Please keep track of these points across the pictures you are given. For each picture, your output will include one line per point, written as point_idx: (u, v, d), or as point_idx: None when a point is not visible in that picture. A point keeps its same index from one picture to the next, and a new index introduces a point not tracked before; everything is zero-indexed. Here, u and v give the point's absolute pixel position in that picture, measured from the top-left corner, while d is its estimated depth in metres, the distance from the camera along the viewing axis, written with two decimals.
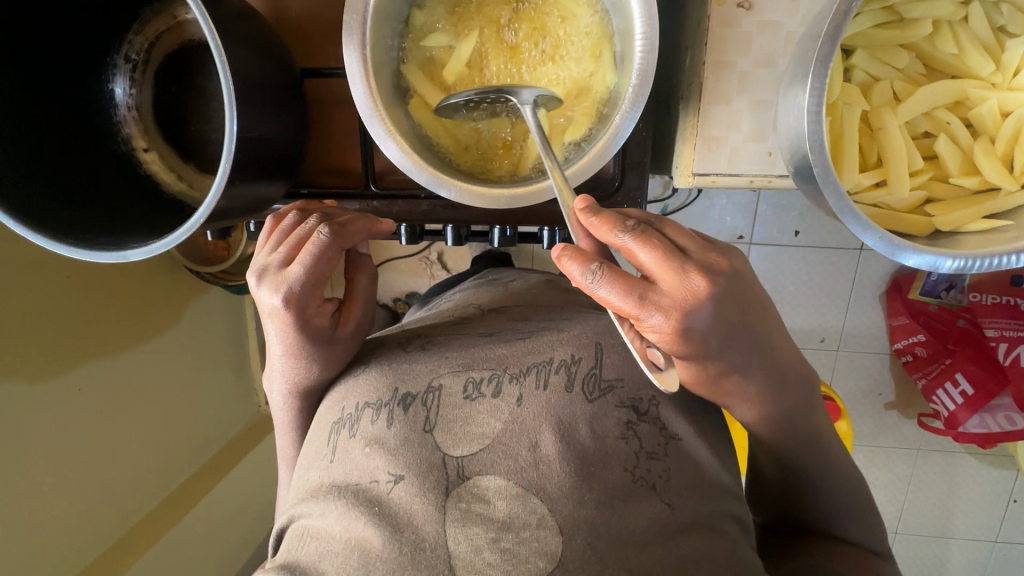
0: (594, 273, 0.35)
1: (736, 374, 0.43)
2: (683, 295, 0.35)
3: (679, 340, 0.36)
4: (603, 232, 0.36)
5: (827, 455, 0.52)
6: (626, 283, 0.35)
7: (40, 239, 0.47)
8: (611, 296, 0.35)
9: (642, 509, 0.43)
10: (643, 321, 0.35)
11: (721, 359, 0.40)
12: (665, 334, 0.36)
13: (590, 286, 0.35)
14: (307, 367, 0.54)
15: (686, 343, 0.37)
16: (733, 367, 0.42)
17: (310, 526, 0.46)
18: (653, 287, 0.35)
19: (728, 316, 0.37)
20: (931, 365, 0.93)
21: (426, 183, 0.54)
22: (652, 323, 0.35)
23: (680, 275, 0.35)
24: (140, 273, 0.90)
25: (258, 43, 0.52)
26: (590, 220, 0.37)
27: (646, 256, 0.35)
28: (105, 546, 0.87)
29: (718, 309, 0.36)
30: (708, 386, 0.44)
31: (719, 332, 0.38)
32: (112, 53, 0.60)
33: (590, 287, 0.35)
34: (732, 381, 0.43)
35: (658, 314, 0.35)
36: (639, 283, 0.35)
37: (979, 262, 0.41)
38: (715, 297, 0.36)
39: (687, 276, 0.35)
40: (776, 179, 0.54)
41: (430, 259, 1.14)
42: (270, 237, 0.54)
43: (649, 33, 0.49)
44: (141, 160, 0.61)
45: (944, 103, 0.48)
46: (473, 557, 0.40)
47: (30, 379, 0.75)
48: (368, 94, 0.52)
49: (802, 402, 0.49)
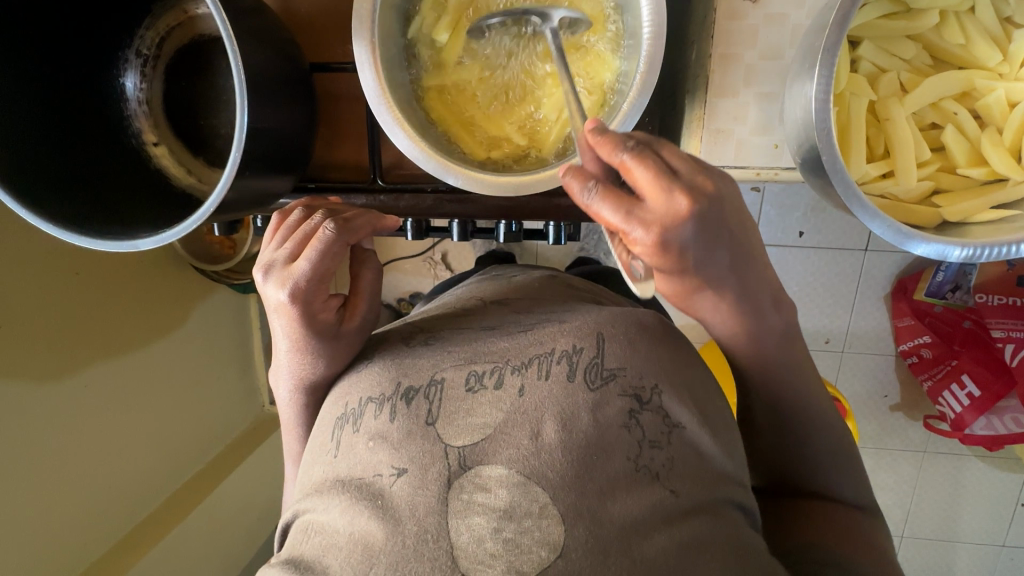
0: (589, 190, 0.36)
1: (709, 294, 0.44)
2: (666, 212, 0.35)
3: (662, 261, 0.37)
4: (605, 152, 0.37)
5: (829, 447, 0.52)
6: (617, 198, 0.36)
7: (50, 227, 0.48)
8: (601, 212, 0.36)
9: (645, 496, 0.43)
10: (625, 235, 0.36)
11: (693, 278, 0.41)
12: (646, 252, 0.37)
13: (585, 202, 0.37)
14: (313, 362, 0.54)
15: (667, 260, 0.37)
16: (708, 285, 0.43)
17: (314, 520, 0.46)
18: (641, 205, 0.36)
19: (705, 243, 0.38)
20: (937, 367, 0.93)
21: (434, 172, 0.54)
22: (635, 238, 0.36)
23: (668, 194, 0.35)
24: (148, 271, 0.90)
25: (268, 37, 0.52)
26: (596, 139, 0.37)
27: (641, 175, 0.36)
28: (111, 542, 0.87)
29: (701, 231, 0.37)
30: (681, 304, 0.45)
31: (702, 252, 0.38)
32: (124, 48, 0.61)
33: (585, 202, 0.37)
34: (703, 298, 0.44)
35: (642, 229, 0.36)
36: (628, 199, 0.36)
37: (985, 251, 0.41)
38: (698, 218, 0.36)
39: (673, 196, 0.35)
40: (783, 171, 0.54)
41: (433, 259, 1.14)
42: (275, 233, 0.54)
43: (656, 24, 0.49)
44: (151, 155, 0.61)
45: (952, 93, 0.48)
46: (476, 547, 0.40)
47: (39, 376, 0.76)
48: (376, 84, 0.52)
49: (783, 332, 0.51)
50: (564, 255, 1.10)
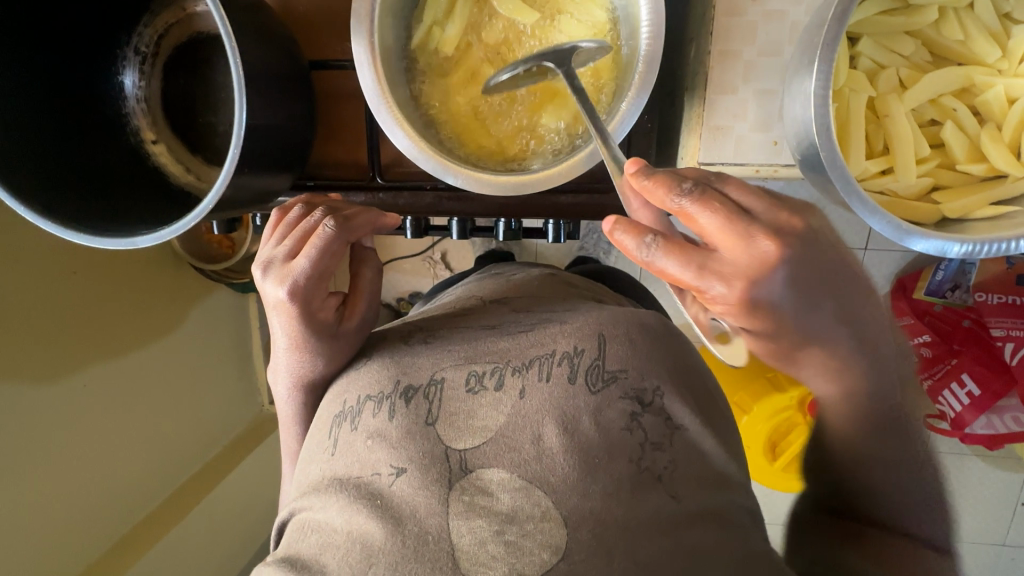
0: (650, 247, 0.36)
1: (813, 344, 0.41)
2: (747, 261, 0.35)
3: (746, 311, 0.37)
4: (660, 198, 0.36)
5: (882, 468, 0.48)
6: (684, 253, 0.36)
7: (50, 225, 0.48)
8: (668, 268, 0.36)
9: (646, 500, 0.43)
10: (701, 290, 0.36)
11: (792, 325, 0.39)
12: (726, 305, 0.37)
13: (647, 259, 0.36)
14: (312, 361, 0.54)
15: (757, 309, 0.37)
16: (807, 334, 0.40)
17: (311, 519, 0.46)
18: (710, 257, 0.36)
19: (794, 286, 0.37)
20: (937, 365, 0.90)
21: (433, 171, 0.54)
22: (714, 293, 0.36)
23: (745, 241, 0.35)
24: (147, 271, 0.90)
25: (266, 34, 0.52)
26: (649, 187, 0.36)
27: (707, 222, 0.35)
28: (109, 543, 0.87)
29: (786, 273, 0.36)
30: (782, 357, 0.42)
31: (795, 296, 0.37)
32: (122, 46, 0.61)
33: (647, 260, 0.36)
34: (805, 350, 0.41)
35: (716, 282, 0.36)
36: (698, 252, 0.36)
37: (986, 247, 0.41)
38: (787, 262, 0.36)
39: (753, 241, 0.35)
40: (783, 168, 0.54)
41: (433, 259, 1.14)
42: (274, 229, 0.54)
43: (655, 21, 0.49)
44: (150, 152, 0.61)
45: (951, 89, 0.48)
46: (477, 549, 0.40)
47: (38, 376, 0.76)
48: (375, 81, 0.52)
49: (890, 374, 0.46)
50: (563, 255, 1.10)
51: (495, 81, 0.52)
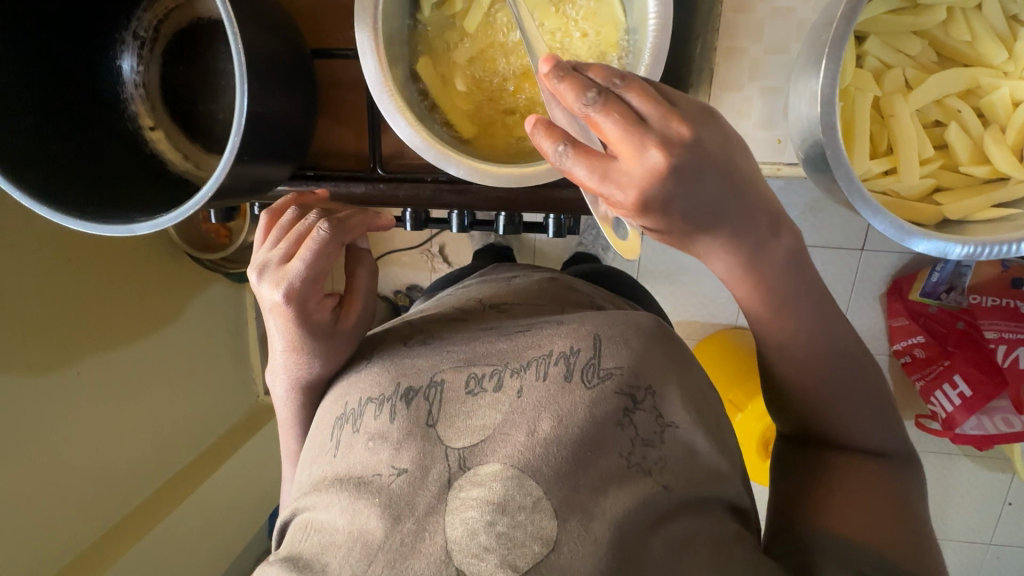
0: (560, 152, 0.33)
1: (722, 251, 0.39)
2: (642, 173, 0.32)
3: (642, 217, 0.35)
4: (567, 99, 0.32)
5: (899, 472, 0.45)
6: (590, 158, 0.33)
7: (49, 212, 0.48)
8: (573, 173, 0.33)
9: (632, 492, 0.43)
10: (609, 199, 0.34)
11: (691, 225, 0.36)
12: (632, 213, 0.34)
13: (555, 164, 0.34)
14: (310, 362, 0.54)
15: (654, 218, 0.35)
16: (709, 231, 0.37)
17: (313, 519, 0.46)
18: (615, 164, 0.33)
19: (694, 187, 0.34)
20: (931, 367, 0.93)
21: (434, 160, 0.53)
22: (613, 199, 0.34)
23: (641, 152, 0.32)
24: (143, 258, 0.90)
25: (269, 21, 0.51)
26: (555, 86, 0.32)
27: (610, 129, 0.32)
28: (102, 530, 0.86)
29: (686, 181, 0.33)
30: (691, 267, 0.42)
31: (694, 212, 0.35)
32: (121, 31, 0.60)
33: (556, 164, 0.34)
34: None
35: (623, 192, 0.33)
36: (600, 160, 0.33)
37: (986, 249, 0.41)
38: (683, 172, 0.33)
39: (648, 153, 0.32)
40: (786, 166, 0.55)
41: (431, 252, 1.14)
42: (268, 234, 0.54)
43: (663, 14, 0.49)
44: (148, 140, 0.60)
45: (956, 91, 0.48)
46: (469, 541, 0.40)
47: (33, 363, 0.75)
48: (378, 69, 0.52)
49: (835, 345, 0.45)
50: (561, 250, 1.10)
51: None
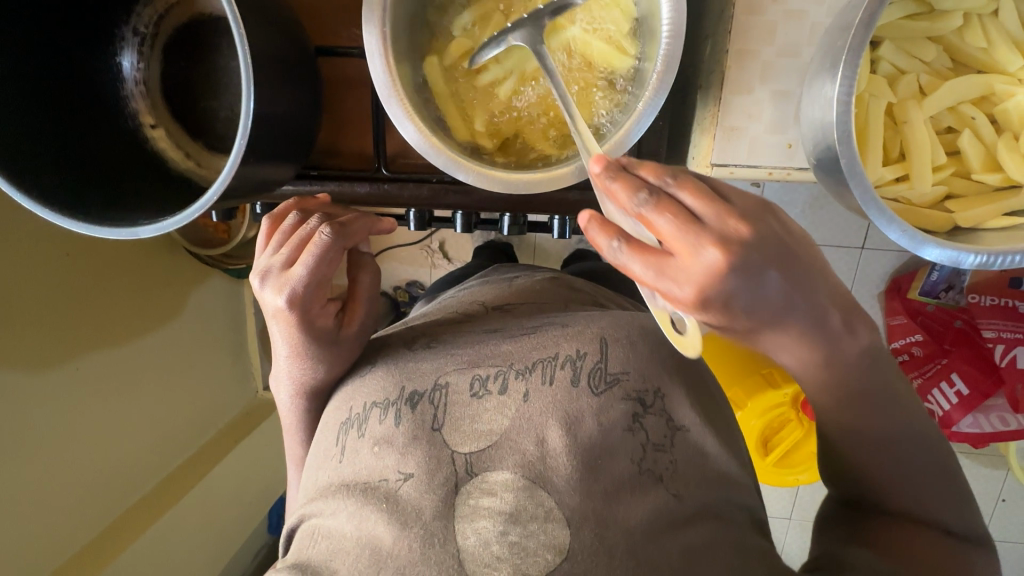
0: (615, 247, 0.33)
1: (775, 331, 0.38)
2: (700, 269, 0.32)
3: (699, 311, 0.34)
4: (619, 198, 0.33)
5: (907, 476, 0.45)
6: (647, 254, 0.33)
7: (47, 213, 0.46)
8: (631, 268, 0.33)
9: (647, 500, 0.43)
10: (665, 293, 0.33)
11: (753, 316, 0.36)
12: (691, 309, 0.34)
13: (612, 259, 0.33)
14: (313, 367, 0.53)
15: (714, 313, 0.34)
16: (770, 323, 0.37)
17: (320, 525, 0.46)
18: (672, 261, 0.33)
19: (750, 283, 0.34)
20: (928, 365, 0.92)
21: (443, 165, 0.52)
22: (672, 294, 0.33)
23: (697, 248, 0.32)
24: (141, 255, 0.89)
25: (273, 19, 0.50)
26: (608, 186, 0.33)
27: (665, 227, 0.32)
28: (100, 529, 0.86)
29: (744, 278, 0.33)
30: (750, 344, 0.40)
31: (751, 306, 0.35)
32: (121, 26, 0.58)
33: (613, 260, 0.33)
34: None
35: (682, 288, 0.33)
36: (657, 255, 0.33)
37: (998, 259, 0.41)
38: (739, 268, 0.33)
39: (703, 248, 0.32)
40: (796, 171, 0.54)
41: (431, 248, 1.13)
42: (270, 239, 0.53)
43: (675, 21, 0.48)
44: (148, 137, 0.59)
45: (970, 97, 0.47)
46: (482, 551, 0.40)
47: (31, 359, 0.74)
48: (386, 71, 0.51)
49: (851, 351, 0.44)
50: (562, 248, 1.10)
51: (479, 59, 0.53)
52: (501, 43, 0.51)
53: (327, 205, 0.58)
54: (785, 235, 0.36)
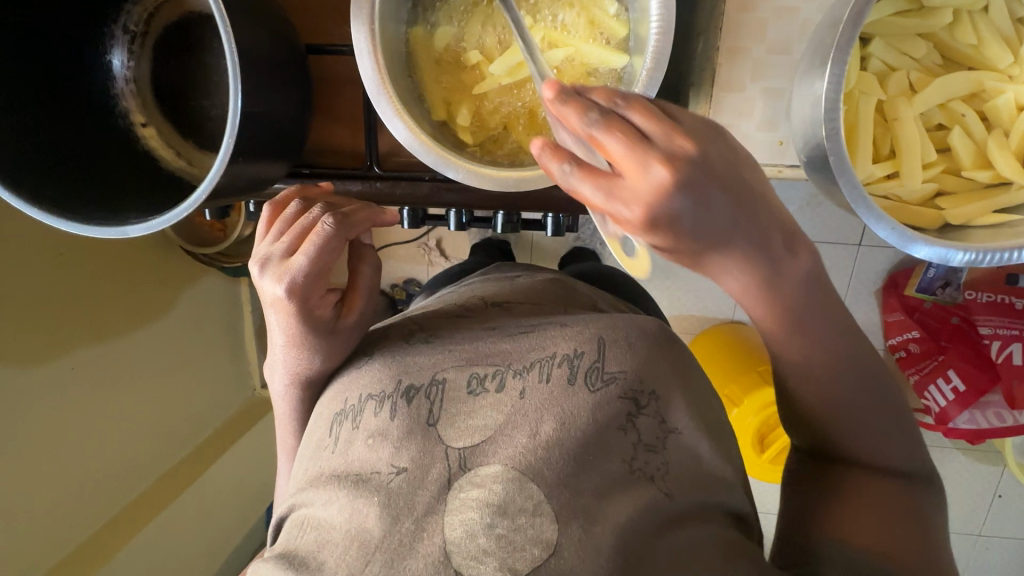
0: (566, 171, 0.33)
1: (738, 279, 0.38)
2: (649, 189, 0.32)
3: (653, 235, 0.34)
4: (571, 121, 0.33)
5: (897, 473, 0.45)
6: (596, 176, 0.33)
7: (37, 212, 0.47)
8: (582, 191, 0.33)
9: (639, 500, 0.44)
10: (616, 216, 0.33)
11: (713, 246, 0.35)
12: (641, 232, 0.34)
13: (564, 183, 0.33)
14: (309, 358, 0.53)
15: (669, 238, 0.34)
16: (728, 263, 0.37)
17: (310, 515, 0.46)
18: (620, 181, 0.32)
19: (705, 206, 0.33)
20: (925, 361, 0.92)
21: (433, 163, 0.52)
22: (623, 218, 0.33)
23: (645, 167, 0.32)
24: (136, 253, 0.89)
25: (261, 17, 0.50)
26: (558, 109, 0.33)
27: (614, 147, 0.32)
28: (97, 527, 0.86)
29: (696, 200, 0.33)
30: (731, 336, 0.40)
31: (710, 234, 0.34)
32: (110, 24, 0.58)
33: (565, 184, 0.33)
34: None
35: (629, 209, 0.33)
36: (606, 177, 0.33)
37: (988, 256, 0.41)
38: (690, 189, 0.32)
39: (651, 168, 0.32)
40: (787, 168, 0.54)
41: (428, 245, 1.13)
42: (270, 226, 0.53)
43: (665, 17, 0.48)
44: (139, 136, 0.59)
45: (961, 94, 0.47)
46: (469, 544, 0.40)
47: (25, 358, 0.75)
48: (375, 70, 0.51)
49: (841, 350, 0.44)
50: (559, 245, 1.10)
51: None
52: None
53: (330, 192, 0.59)
54: (738, 163, 0.35)
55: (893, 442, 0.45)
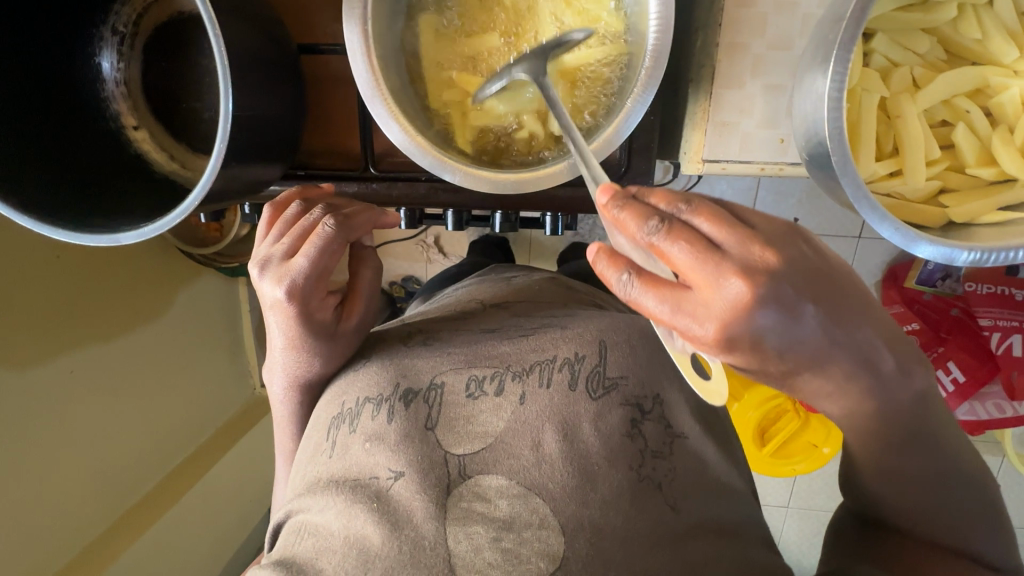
0: (625, 281, 0.31)
1: (814, 372, 0.35)
2: (722, 304, 0.30)
3: (725, 348, 0.31)
4: (629, 227, 0.31)
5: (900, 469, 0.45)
6: (663, 289, 0.31)
7: (27, 220, 0.45)
8: (644, 303, 0.31)
9: (650, 514, 0.43)
10: (686, 332, 0.31)
11: (787, 352, 0.33)
12: (715, 348, 0.31)
13: (626, 296, 0.31)
14: (310, 361, 0.53)
15: (745, 351, 0.32)
16: (806, 361, 0.34)
17: (307, 521, 0.45)
18: (688, 295, 0.30)
19: (784, 317, 0.31)
20: (924, 353, 0.91)
21: (430, 166, 0.52)
22: (695, 334, 0.31)
23: (717, 281, 0.30)
24: (132, 255, 0.88)
25: (253, 18, 0.49)
26: (617, 218, 0.31)
27: (680, 258, 0.30)
28: (99, 530, 0.86)
29: (774, 310, 0.30)
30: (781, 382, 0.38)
31: (790, 342, 0.32)
32: (98, 26, 0.57)
33: (626, 296, 0.31)
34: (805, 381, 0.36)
35: (700, 324, 0.31)
36: (673, 290, 0.31)
37: (993, 255, 0.41)
38: (766, 300, 0.30)
39: (724, 282, 0.29)
40: (788, 166, 0.53)
41: (427, 242, 1.12)
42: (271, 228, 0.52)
43: (664, 18, 0.48)
44: (131, 139, 0.58)
45: (965, 90, 0.46)
46: (474, 557, 0.39)
47: (22, 362, 0.74)
48: (369, 72, 0.50)
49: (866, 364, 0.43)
50: (558, 241, 1.09)
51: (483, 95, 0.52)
52: (505, 78, 0.50)
53: (331, 193, 0.58)
54: (818, 261, 0.33)
55: (900, 442, 0.44)
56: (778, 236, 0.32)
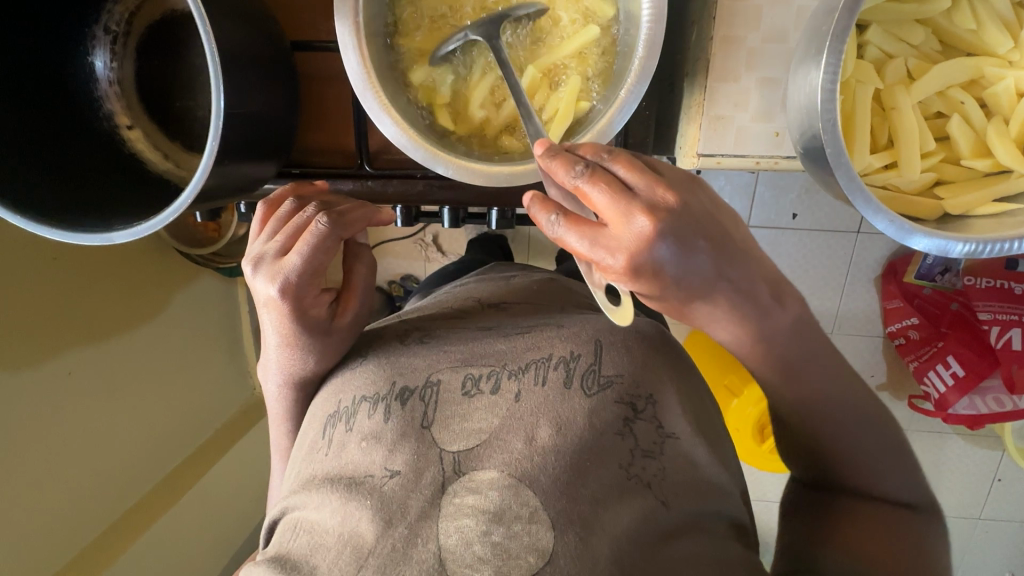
0: (554, 221, 0.36)
1: (720, 314, 0.40)
2: (630, 237, 0.34)
3: (636, 280, 0.36)
4: (557, 174, 0.36)
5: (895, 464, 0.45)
6: (582, 226, 0.35)
7: (21, 220, 0.46)
8: (568, 240, 0.36)
9: (634, 507, 0.43)
10: (602, 265, 0.35)
11: (692, 291, 0.38)
12: (625, 279, 0.36)
13: (552, 233, 0.36)
14: (304, 358, 0.53)
15: (653, 283, 0.36)
16: (703, 296, 0.38)
17: (303, 519, 0.45)
18: (604, 231, 0.35)
19: (687, 255, 0.36)
20: (924, 348, 0.92)
21: (422, 160, 0.51)
22: (608, 266, 0.35)
23: (627, 217, 0.34)
24: (129, 255, 0.88)
25: (246, 15, 0.49)
26: (548, 164, 0.36)
27: (598, 200, 0.35)
28: (100, 530, 0.86)
29: (675, 247, 0.35)
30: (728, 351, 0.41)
31: (694, 279, 0.37)
32: (90, 24, 0.57)
33: (552, 233, 0.36)
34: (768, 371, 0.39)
35: (613, 256, 0.35)
36: (591, 227, 0.35)
37: (988, 247, 0.40)
38: (668, 236, 0.35)
39: (633, 218, 0.34)
40: (783, 160, 0.53)
41: (425, 241, 1.12)
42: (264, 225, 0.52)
43: (657, 5, 0.47)
44: (125, 139, 0.58)
45: (960, 81, 0.46)
46: (464, 551, 0.39)
47: (19, 364, 0.74)
48: (361, 65, 0.50)
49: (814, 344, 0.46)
50: None
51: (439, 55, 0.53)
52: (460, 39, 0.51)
53: (325, 192, 0.58)
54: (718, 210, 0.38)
55: None
56: (684, 187, 0.38)
